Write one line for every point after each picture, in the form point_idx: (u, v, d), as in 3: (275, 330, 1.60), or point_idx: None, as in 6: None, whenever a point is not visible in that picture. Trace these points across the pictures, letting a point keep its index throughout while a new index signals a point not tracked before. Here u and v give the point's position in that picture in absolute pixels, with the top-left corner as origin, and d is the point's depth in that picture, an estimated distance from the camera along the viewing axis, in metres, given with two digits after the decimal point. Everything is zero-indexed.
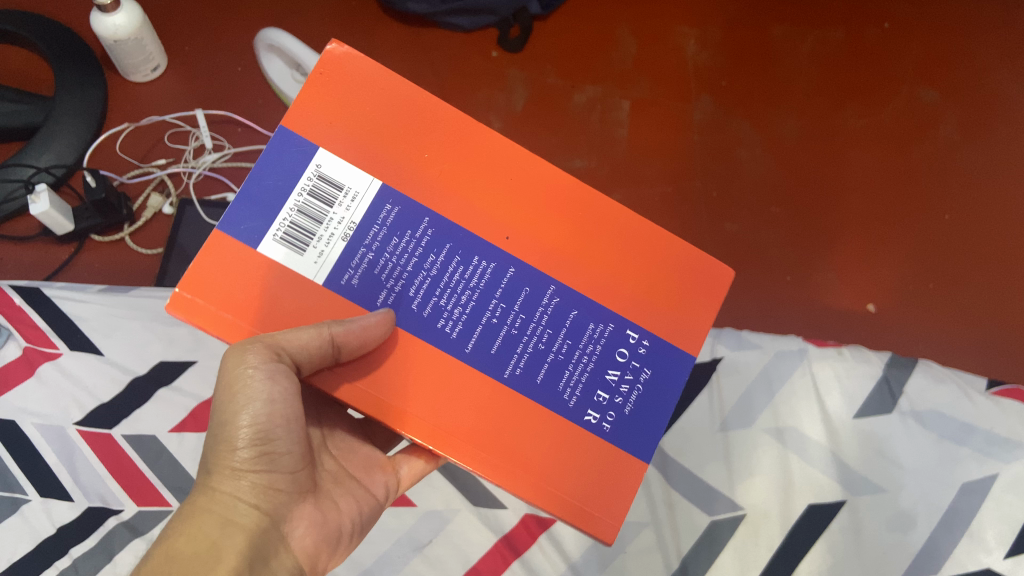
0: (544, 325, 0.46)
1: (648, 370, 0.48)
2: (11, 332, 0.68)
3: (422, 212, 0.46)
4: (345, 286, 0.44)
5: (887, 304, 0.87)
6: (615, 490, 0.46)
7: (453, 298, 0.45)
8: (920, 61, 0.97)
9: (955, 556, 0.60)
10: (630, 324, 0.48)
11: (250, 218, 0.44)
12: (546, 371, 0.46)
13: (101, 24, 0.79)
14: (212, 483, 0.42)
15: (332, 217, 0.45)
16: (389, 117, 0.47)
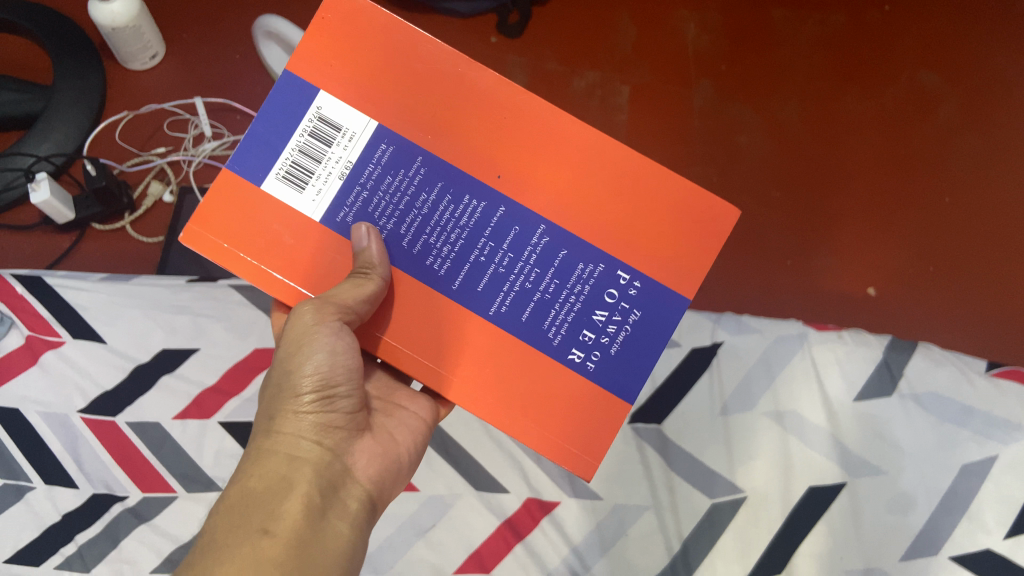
0: (531, 264, 0.48)
1: (637, 312, 0.49)
2: (13, 321, 0.69)
3: (415, 151, 0.49)
4: (341, 223, 0.48)
5: (886, 288, 0.88)
6: (597, 429, 0.48)
7: (443, 237, 0.48)
8: (921, 44, 0.97)
9: (955, 538, 0.60)
10: (620, 265, 0.49)
11: (257, 158, 0.48)
12: (532, 310, 0.48)
13: (98, 12, 0.78)
14: (275, 427, 0.44)
15: (332, 156, 0.48)
16: (388, 62, 0.49)
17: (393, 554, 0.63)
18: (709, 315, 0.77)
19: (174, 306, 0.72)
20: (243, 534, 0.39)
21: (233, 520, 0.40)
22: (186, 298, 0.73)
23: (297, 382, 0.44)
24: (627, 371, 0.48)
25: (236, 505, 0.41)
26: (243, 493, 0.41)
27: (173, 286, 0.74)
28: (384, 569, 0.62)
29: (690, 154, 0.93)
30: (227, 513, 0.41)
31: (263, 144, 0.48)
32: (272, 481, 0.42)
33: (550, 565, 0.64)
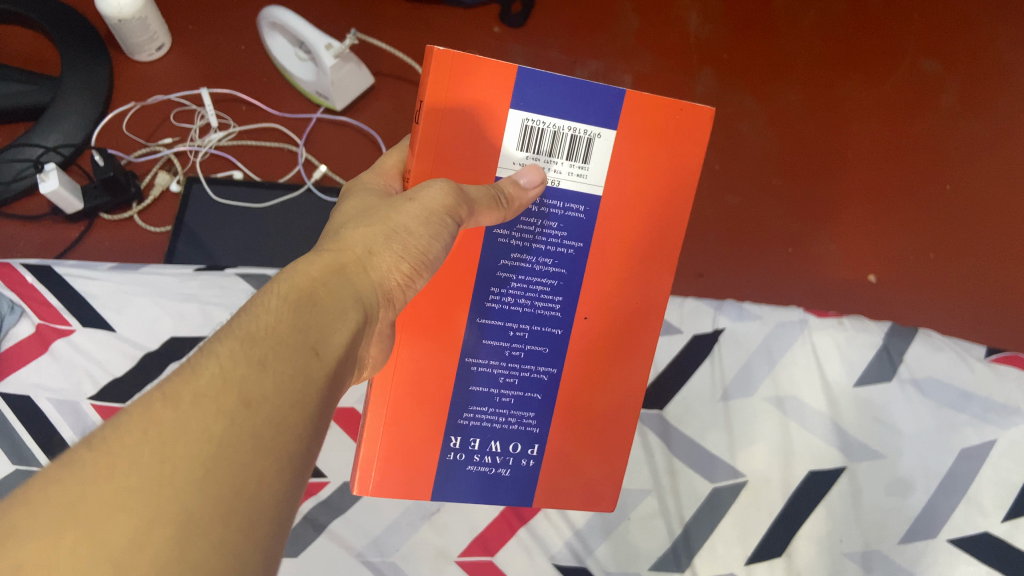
0: (520, 379, 0.49)
1: (507, 472, 0.50)
2: (24, 309, 0.70)
3: (582, 237, 0.48)
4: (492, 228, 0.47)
5: (886, 275, 0.89)
6: (397, 476, 0.49)
7: (517, 296, 0.48)
8: (923, 32, 0.97)
9: (952, 521, 0.62)
10: (540, 442, 0.50)
11: (536, 100, 0.45)
12: (483, 391, 0.49)
13: (105, 4, 0.79)
14: (363, 257, 0.40)
15: (563, 163, 0.46)
16: (645, 175, 0.48)
17: (398, 537, 0.64)
18: (710, 302, 0.76)
19: (182, 294, 0.73)
20: (297, 347, 0.33)
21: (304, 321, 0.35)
22: (193, 286, 0.74)
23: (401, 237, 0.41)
24: (459, 479, 0.50)
25: (303, 311, 0.35)
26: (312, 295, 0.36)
27: (181, 274, 0.75)
28: (390, 552, 0.63)
29: None
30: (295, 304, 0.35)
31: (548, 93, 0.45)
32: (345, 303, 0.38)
33: (553, 547, 0.65)
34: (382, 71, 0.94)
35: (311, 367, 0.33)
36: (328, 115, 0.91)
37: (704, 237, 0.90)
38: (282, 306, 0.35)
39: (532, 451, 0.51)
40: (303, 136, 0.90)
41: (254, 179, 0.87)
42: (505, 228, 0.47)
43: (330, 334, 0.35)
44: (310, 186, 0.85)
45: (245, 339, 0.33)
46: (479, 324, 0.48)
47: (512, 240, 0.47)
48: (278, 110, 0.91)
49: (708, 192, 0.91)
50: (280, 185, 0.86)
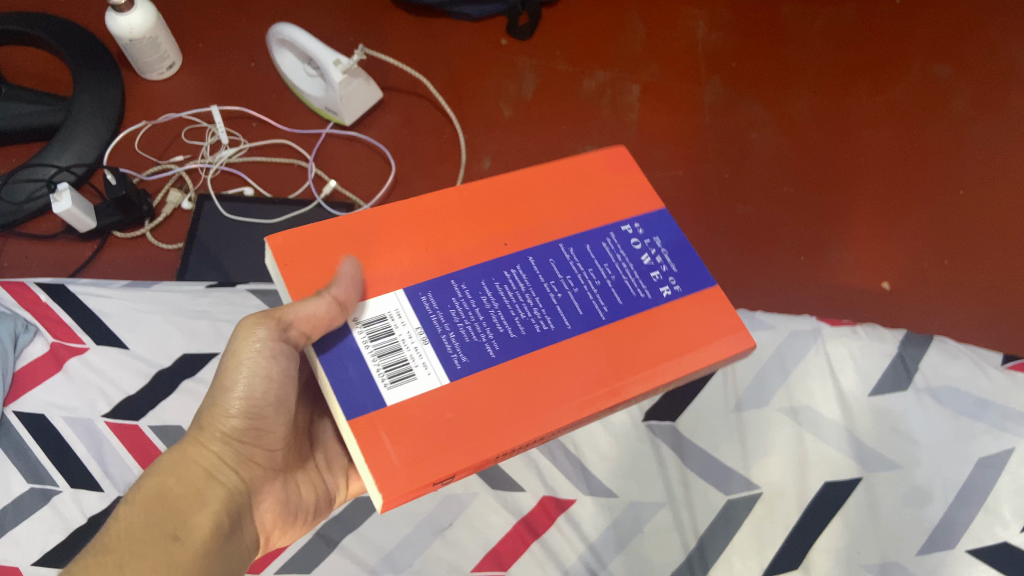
0: (583, 269, 0.55)
1: (657, 236, 0.59)
2: (38, 329, 0.71)
3: (447, 279, 0.52)
4: (461, 367, 0.48)
5: (901, 282, 0.86)
6: (711, 314, 0.55)
7: (524, 308, 0.52)
8: (932, 39, 0.98)
9: (971, 531, 0.61)
10: (620, 223, 0.59)
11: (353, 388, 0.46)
12: (618, 293, 0.54)
13: (116, 24, 0.81)
14: (201, 438, 0.49)
15: (417, 341, 0.49)
16: (354, 225, 0.53)
17: (412, 552, 0.64)
18: None
19: (194, 311, 0.74)
20: (152, 535, 0.44)
21: (153, 515, 0.45)
22: (205, 303, 0.75)
23: (229, 405, 0.49)
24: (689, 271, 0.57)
25: (150, 508, 0.45)
26: (158, 493, 0.46)
27: (193, 291, 0.76)
28: (403, 567, 0.63)
29: (701, 152, 0.94)
30: (142, 507, 0.45)
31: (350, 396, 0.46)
32: (189, 487, 0.47)
33: (566, 562, 0.64)
34: (391, 85, 0.95)
35: (167, 548, 0.44)
36: (338, 130, 0.92)
37: (714, 246, 0.89)
38: (130, 508, 0.45)
39: (620, 226, 0.58)
40: (312, 152, 0.90)
41: (265, 196, 0.87)
42: (480, 351, 0.49)
43: (183, 515, 0.46)
44: (320, 202, 0.85)
45: (102, 548, 0.43)
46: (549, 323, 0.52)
47: (489, 338, 0.50)
48: (289, 126, 0.92)
49: (719, 202, 0.91)
50: (290, 202, 0.86)
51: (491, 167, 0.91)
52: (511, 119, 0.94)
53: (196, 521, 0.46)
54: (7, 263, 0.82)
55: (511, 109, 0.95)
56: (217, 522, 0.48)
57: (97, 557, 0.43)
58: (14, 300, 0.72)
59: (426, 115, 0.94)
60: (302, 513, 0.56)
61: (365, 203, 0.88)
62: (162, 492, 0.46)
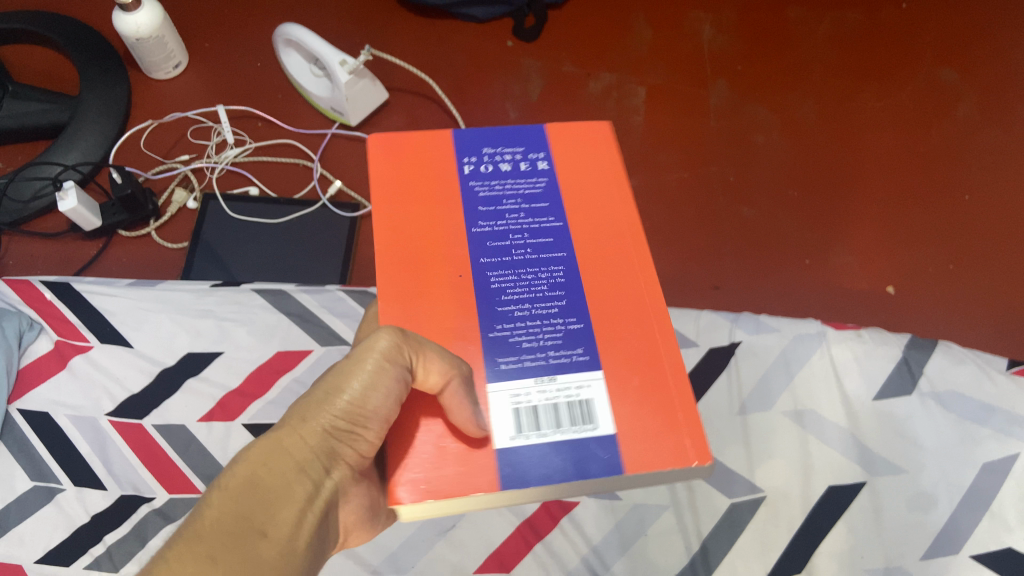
0: (526, 229, 0.52)
1: (492, 153, 0.57)
2: (43, 327, 0.71)
3: (498, 356, 0.47)
4: (585, 358, 0.47)
5: (905, 287, 0.86)
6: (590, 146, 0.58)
7: (551, 325, 0.48)
8: (939, 44, 0.98)
9: (976, 537, 0.60)
10: (480, 166, 0.56)
11: (525, 473, 0.43)
12: (543, 204, 0.54)
13: (122, 23, 0.81)
14: (301, 430, 0.44)
15: (548, 389, 0.46)
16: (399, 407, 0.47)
17: (415, 553, 0.64)
18: (726, 315, 0.77)
19: (199, 309, 0.74)
20: (242, 534, 0.39)
21: (244, 509, 0.41)
22: (210, 302, 0.74)
23: (338, 402, 0.45)
24: (524, 137, 0.58)
25: (242, 498, 0.41)
26: (250, 482, 0.42)
27: (198, 290, 0.75)
28: (406, 568, 0.63)
29: (706, 154, 0.94)
30: (232, 499, 0.41)
31: (580, 471, 0.43)
32: (282, 483, 0.43)
33: (569, 564, 0.64)
34: (397, 86, 0.95)
35: (257, 551, 0.39)
36: (343, 130, 0.92)
37: (719, 249, 0.89)
38: (220, 496, 0.41)
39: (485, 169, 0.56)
40: (318, 152, 0.91)
41: (270, 195, 0.87)
42: (573, 351, 0.47)
43: (273, 510, 0.41)
44: (325, 202, 0.85)
45: (190, 536, 0.39)
46: (580, 314, 0.49)
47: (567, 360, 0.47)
48: (294, 126, 0.92)
49: (724, 204, 0.91)
50: (296, 202, 0.86)
51: None
52: (516, 120, 0.94)
53: (284, 526, 0.41)
54: (13, 260, 0.83)
55: (516, 110, 0.95)
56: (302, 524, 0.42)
57: (185, 547, 0.38)
58: (19, 298, 0.72)
59: (432, 117, 0.94)
60: (379, 516, 0.51)
61: (371, 204, 0.88)
62: (257, 480, 0.42)
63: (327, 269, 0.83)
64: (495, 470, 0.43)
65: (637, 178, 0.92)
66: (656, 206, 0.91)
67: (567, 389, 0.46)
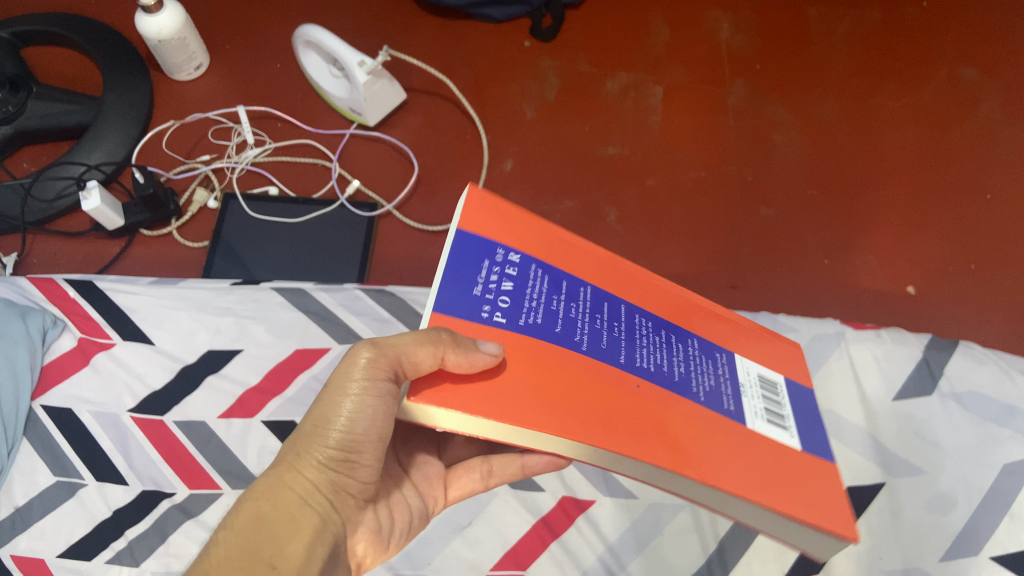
0: (607, 321, 0.47)
1: (474, 290, 0.45)
2: (66, 324, 0.72)
3: (692, 393, 0.45)
4: (723, 356, 0.49)
5: (925, 286, 0.85)
6: (488, 227, 0.48)
7: (698, 372, 0.47)
8: (961, 42, 0.97)
9: (995, 538, 0.60)
10: (501, 318, 0.44)
11: (815, 431, 0.47)
12: (567, 286, 0.47)
13: (145, 25, 0.82)
14: (297, 465, 0.44)
15: (751, 392, 0.47)
16: (728, 463, 0.42)
17: (431, 551, 0.64)
18: (743, 314, 0.77)
19: (218, 308, 0.75)
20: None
21: (248, 546, 0.41)
22: (229, 300, 0.75)
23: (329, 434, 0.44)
24: (468, 250, 0.46)
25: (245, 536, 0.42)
26: (255, 520, 0.43)
27: (217, 289, 0.76)
28: (422, 565, 0.63)
29: (725, 153, 0.93)
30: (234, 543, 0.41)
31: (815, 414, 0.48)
32: (288, 517, 0.43)
33: (585, 562, 0.64)
34: (415, 87, 0.95)
35: None
36: (361, 131, 0.92)
37: (737, 249, 0.88)
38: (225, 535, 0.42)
39: (508, 313, 0.44)
40: (336, 152, 0.91)
41: (289, 195, 0.87)
42: (712, 366, 0.48)
43: (279, 546, 0.42)
44: (343, 202, 0.86)
45: None
46: (692, 335, 0.49)
47: (723, 375, 0.47)
48: (314, 127, 0.93)
49: (742, 204, 0.91)
50: (316, 201, 0.86)
51: (513, 168, 0.92)
52: (533, 120, 0.94)
53: (292, 559, 0.42)
54: (37, 258, 0.84)
55: (533, 110, 0.95)
56: (309, 555, 0.43)
57: None
58: (42, 295, 0.73)
59: (449, 118, 0.94)
60: (390, 537, 0.51)
61: (388, 204, 0.89)
62: (263, 518, 0.43)
63: (344, 268, 0.83)
64: (824, 458, 0.45)
65: (654, 178, 0.92)
66: (674, 205, 0.90)
67: (747, 386, 0.48)
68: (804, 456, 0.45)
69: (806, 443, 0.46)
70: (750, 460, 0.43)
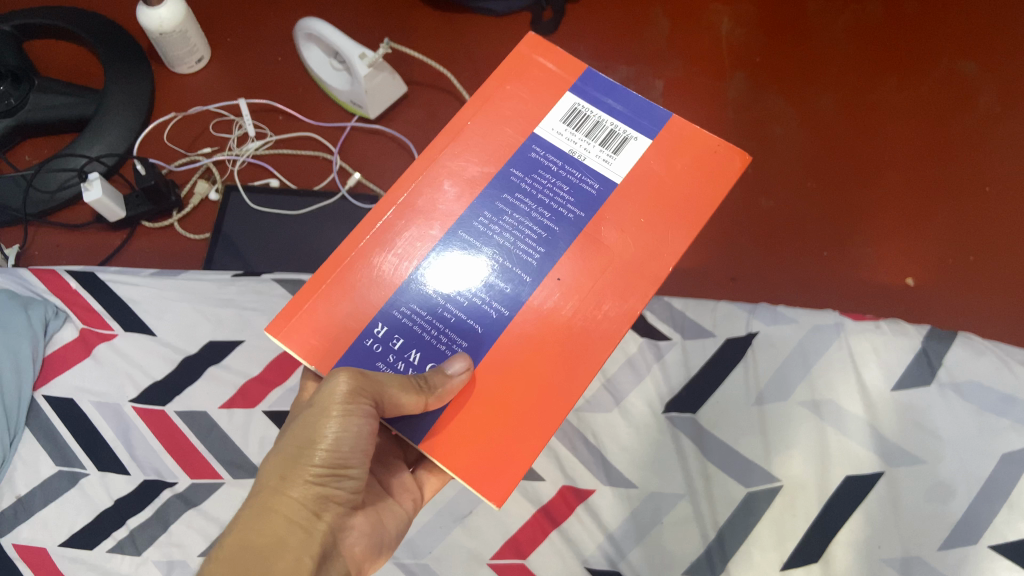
0: (495, 261, 0.49)
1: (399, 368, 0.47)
2: (68, 315, 0.72)
3: (586, 223, 0.50)
4: (532, 156, 0.52)
5: (925, 279, 0.86)
6: (323, 324, 0.48)
7: (557, 203, 0.50)
8: (959, 35, 0.97)
9: (994, 527, 0.60)
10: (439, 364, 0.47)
11: (634, 114, 0.53)
12: (432, 293, 0.49)
13: (146, 18, 0.82)
14: (284, 488, 0.44)
15: (579, 142, 0.52)
16: (642, 222, 0.50)
17: (432, 539, 0.64)
18: (744, 305, 0.77)
19: (220, 299, 0.75)
20: None
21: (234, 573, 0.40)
22: (231, 291, 0.76)
23: (316, 452, 0.45)
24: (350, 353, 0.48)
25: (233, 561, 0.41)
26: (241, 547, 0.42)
27: (219, 280, 0.76)
28: (423, 554, 0.64)
29: (724, 145, 0.93)
30: (224, 562, 0.41)
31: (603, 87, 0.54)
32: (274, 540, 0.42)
33: (586, 551, 0.65)
34: (415, 80, 0.96)
35: None
36: (362, 123, 0.93)
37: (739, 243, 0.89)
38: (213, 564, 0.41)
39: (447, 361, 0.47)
40: (338, 145, 0.91)
41: (291, 188, 0.88)
42: (547, 174, 0.51)
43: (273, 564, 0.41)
44: (344, 194, 0.86)
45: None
46: (506, 167, 0.51)
47: (579, 188, 0.50)
48: (315, 119, 0.93)
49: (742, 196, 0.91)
50: (316, 194, 0.86)
51: None
52: None
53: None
54: (39, 250, 0.84)
55: None
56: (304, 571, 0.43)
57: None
58: (45, 286, 0.73)
59: (450, 110, 0.94)
60: (382, 543, 0.52)
61: None
62: (241, 553, 0.42)
63: None
64: (660, 127, 0.52)
65: None
66: None
67: (577, 151, 0.52)
68: (660, 141, 0.52)
69: (648, 130, 0.52)
70: (646, 225, 0.50)
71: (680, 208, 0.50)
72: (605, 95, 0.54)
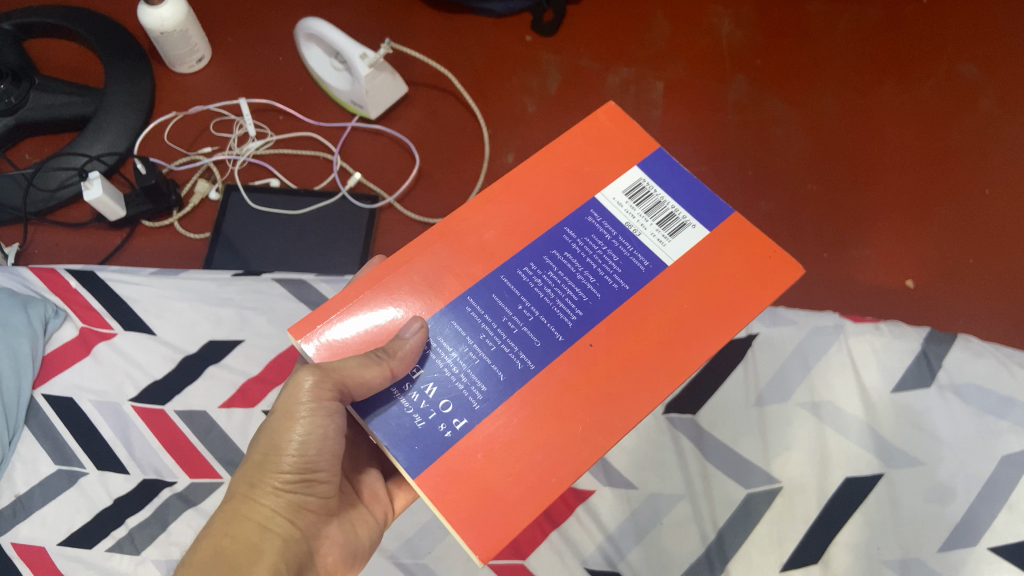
0: (529, 310, 0.49)
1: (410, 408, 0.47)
2: (68, 314, 0.72)
3: (625, 295, 0.49)
4: (588, 218, 0.52)
5: (924, 281, 0.86)
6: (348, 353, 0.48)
7: (601, 268, 0.50)
8: (960, 38, 0.98)
9: (993, 528, 0.60)
10: (454, 415, 0.46)
11: (698, 201, 0.53)
12: (463, 331, 0.48)
13: (147, 17, 0.82)
14: (253, 495, 0.47)
15: (635, 216, 0.52)
16: (682, 307, 0.49)
17: (431, 540, 0.65)
18: None
19: (219, 298, 0.75)
20: None
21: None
22: (230, 291, 0.76)
23: (283, 459, 0.47)
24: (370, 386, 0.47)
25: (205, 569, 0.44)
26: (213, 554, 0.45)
27: (218, 279, 0.76)
28: (422, 554, 0.64)
29: (724, 147, 0.93)
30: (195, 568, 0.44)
31: (673, 166, 0.54)
32: (244, 547, 0.45)
33: (585, 552, 0.65)
34: (416, 80, 0.95)
35: None
36: (363, 124, 0.93)
37: None
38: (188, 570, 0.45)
39: (462, 416, 0.46)
40: (338, 145, 0.91)
41: (291, 188, 0.87)
42: (595, 236, 0.51)
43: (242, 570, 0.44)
44: (344, 194, 0.86)
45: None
46: (560, 225, 0.51)
47: (623, 257, 0.50)
48: (315, 119, 0.93)
49: (741, 198, 0.91)
50: (315, 194, 0.86)
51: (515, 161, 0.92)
52: (534, 115, 0.95)
53: None
54: (39, 249, 0.84)
55: (534, 104, 0.95)
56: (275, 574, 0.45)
57: None
58: (44, 285, 0.73)
59: (450, 110, 0.94)
60: (362, 549, 0.53)
61: (388, 196, 0.89)
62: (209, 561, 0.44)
63: (347, 259, 0.84)
64: (725, 220, 0.52)
65: None
66: None
67: (633, 226, 0.51)
68: (715, 237, 0.52)
69: (706, 221, 0.52)
70: (684, 309, 0.49)
71: (724, 305, 0.50)
72: (675, 176, 0.53)
